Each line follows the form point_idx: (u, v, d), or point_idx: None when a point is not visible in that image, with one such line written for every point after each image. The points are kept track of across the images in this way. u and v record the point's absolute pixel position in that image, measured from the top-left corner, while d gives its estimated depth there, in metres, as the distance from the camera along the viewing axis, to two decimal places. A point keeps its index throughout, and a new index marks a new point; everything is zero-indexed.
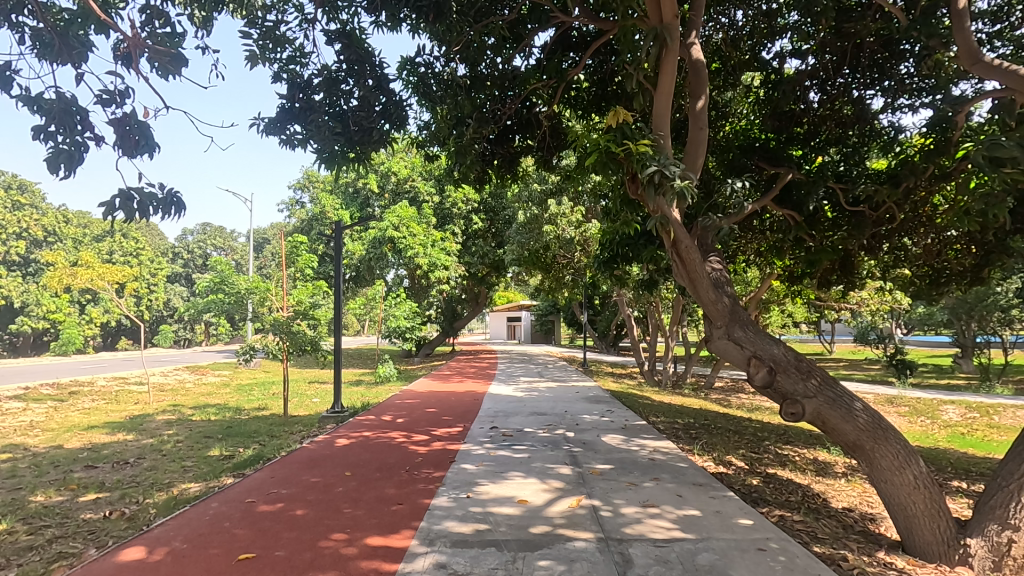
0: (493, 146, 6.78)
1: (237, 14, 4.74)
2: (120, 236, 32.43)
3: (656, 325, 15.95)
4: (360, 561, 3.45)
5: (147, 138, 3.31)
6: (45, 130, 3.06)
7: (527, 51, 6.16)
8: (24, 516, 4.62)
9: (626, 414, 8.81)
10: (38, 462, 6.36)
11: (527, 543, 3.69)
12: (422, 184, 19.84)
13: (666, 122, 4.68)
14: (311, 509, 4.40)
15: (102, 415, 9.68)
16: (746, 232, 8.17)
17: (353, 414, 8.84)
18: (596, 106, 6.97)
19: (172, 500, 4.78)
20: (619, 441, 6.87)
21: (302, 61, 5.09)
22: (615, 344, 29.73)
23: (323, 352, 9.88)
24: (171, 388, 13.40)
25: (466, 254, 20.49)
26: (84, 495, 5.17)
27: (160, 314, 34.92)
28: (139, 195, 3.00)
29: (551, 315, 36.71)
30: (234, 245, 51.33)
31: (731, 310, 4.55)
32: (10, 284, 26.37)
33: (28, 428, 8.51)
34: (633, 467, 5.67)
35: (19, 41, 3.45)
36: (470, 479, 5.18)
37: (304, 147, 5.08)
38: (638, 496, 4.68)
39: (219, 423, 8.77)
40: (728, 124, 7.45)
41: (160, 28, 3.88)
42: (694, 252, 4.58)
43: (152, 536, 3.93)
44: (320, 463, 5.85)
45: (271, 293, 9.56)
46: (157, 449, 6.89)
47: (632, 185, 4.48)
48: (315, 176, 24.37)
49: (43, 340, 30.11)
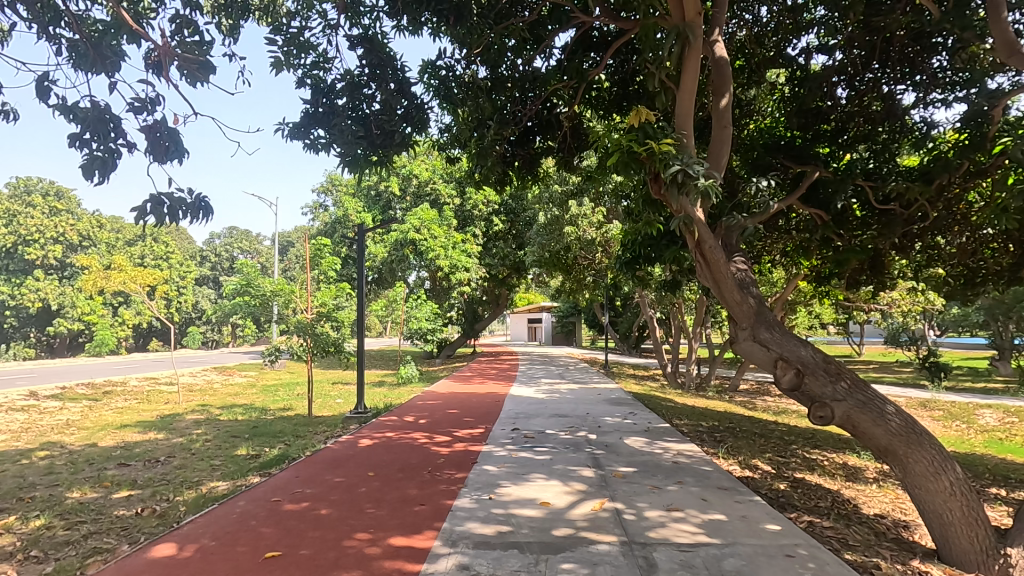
0: (514, 147, 6.78)
1: (264, 22, 4.87)
2: (151, 240, 33.39)
3: (679, 326, 15.78)
4: (383, 561, 3.46)
5: (177, 143, 3.43)
6: (81, 138, 3.23)
7: (548, 51, 6.14)
8: (61, 511, 4.78)
9: (650, 416, 8.72)
10: (73, 460, 6.54)
11: (550, 545, 3.68)
12: (444, 186, 20.07)
13: (689, 121, 4.62)
14: (335, 509, 4.44)
15: (134, 414, 9.95)
16: (771, 232, 8.03)
17: (376, 414, 8.94)
18: (617, 106, 6.94)
19: (201, 499, 4.88)
20: (641, 443, 6.82)
21: (325, 66, 5.16)
22: (636, 346, 29.46)
23: (346, 353, 9.98)
24: (199, 389, 13.67)
25: (487, 255, 20.59)
26: (117, 492, 5.31)
27: (189, 316, 35.81)
28: (169, 200, 3.12)
29: (572, 316, 36.66)
30: (260, 248, 52.16)
31: (757, 310, 4.48)
32: (47, 287, 27.34)
33: (64, 427, 8.78)
34: (656, 470, 5.61)
35: (56, 53, 3.64)
36: (492, 480, 5.20)
37: (327, 150, 5.16)
38: (661, 499, 4.63)
39: (246, 423, 8.92)
40: (753, 122, 7.36)
41: (188, 36, 3.99)
42: (719, 252, 4.52)
43: (181, 534, 4.00)
44: (343, 463, 5.92)
45: (296, 295, 9.72)
46: (187, 448, 7.07)
47: (655, 185, 4.42)
48: (338, 180, 24.66)
49: (79, 341, 31.14)
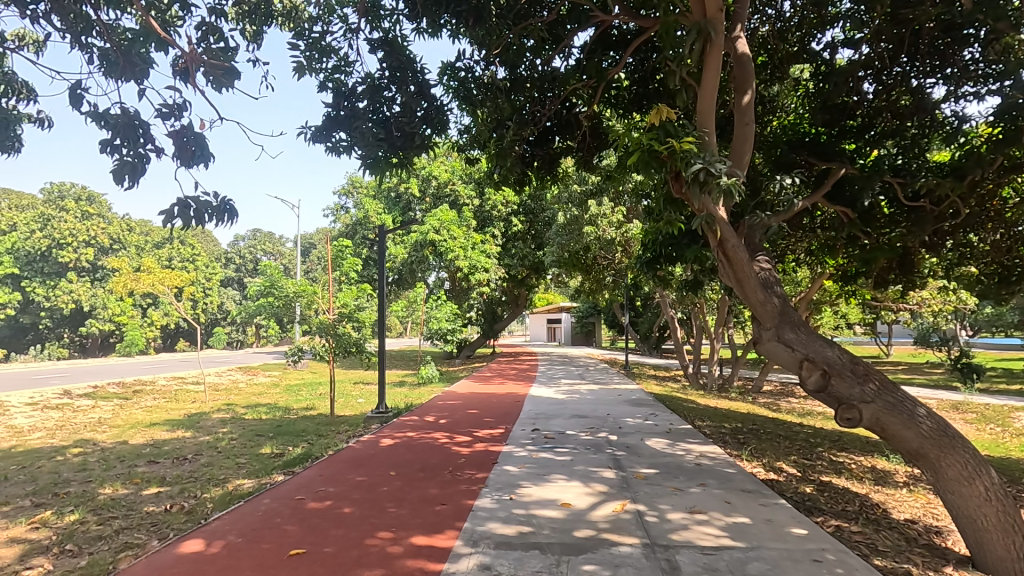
0: (533, 147, 6.78)
1: (287, 28, 4.95)
2: (178, 242, 34.18)
3: (701, 327, 15.59)
4: (405, 560, 3.49)
5: (202, 148, 3.51)
6: (111, 144, 3.33)
7: (566, 51, 6.11)
8: (94, 506, 4.93)
9: (671, 417, 8.64)
10: (105, 457, 6.73)
11: (571, 546, 3.67)
12: (463, 187, 20.16)
13: (711, 119, 4.57)
14: (357, 508, 4.49)
15: (163, 413, 10.20)
16: (795, 231, 7.89)
17: (397, 414, 9.01)
18: (636, 104, 6.87)
19: (227, 496, 4.98)
20: (663, 444, 6.75)
21: (347, 70, 5.22)
22: (657, 346, 29.18)
23: (367, 354, 10.08)
24: (224, 389, 13.94)
25: (506, 256, 20.62)
26: (147, 488, 5.45)
27: (215, 317, 36.54)
28: (195, 203, 3.19)
29: (592, 316, 36.50)
30: (284, 250, 52.96)
31: (781, 310, 4.41)
32: (79, 290, 28.15)
33: (96, 425, 9.04)
34: (678, 471, 5.54)
35: (88, 61, 3.77)
36: (512, 481, 5.19)
37: (349, 153, 5.23)
38: (684, 502, 4.58)
39: (270, 422, 9.07)
40: (776, 119, 7.25)
41: (214, 42, 4.08)
42: (741, 251, 4.46)
43: (208, 530, 4.08)
44: (365, 462, 5.98)
45: (318, 296, 9.85)
46: (213, 446, 7.22)
47: (675, 184, 4.38)
48: (359, 182, 24.91)
49: (110, 342, 32.01)
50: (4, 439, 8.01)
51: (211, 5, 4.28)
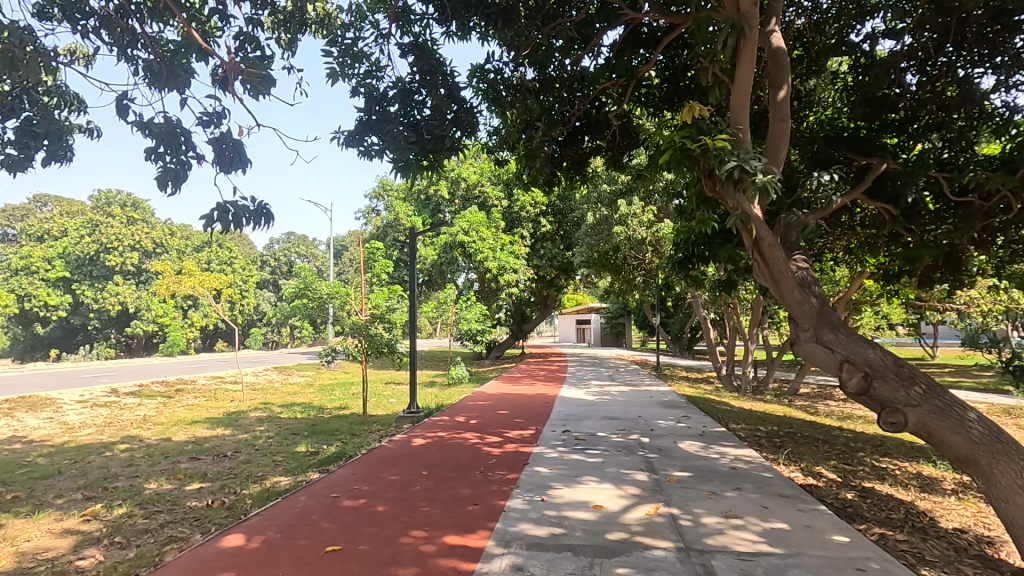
0: (562, 148, 6.75)
1: (320, 34, 5.05)
2: (217, 245, 35.31)
3: (734, 327, 15.27)
4: (438, 559, 3.52)
5: (240, 154, 3.62)
6: (156, 151, 3.48)
7: (595, 50, 6.07)
8: (141, 500, 5.13)
9: (705, 420, 8.49)
10: (150, 453, 6.99)
11: (604, 549, 3.64)
12: (492, 188, 20.26)
13: (745, 116, 4.46)
14: (391, 506, 4.55)
15: (203, 411, 10.54)
16: (834, 229, 7.66)
17: (428, 414, 9.10)
18: (667, 102, 6.79)
19: (265, 493, 5.11)
20: (696, 447, 6.64)
21: (378, 75, 5.30)
22: (688, 348, 28.71)
23: (399, 354, 10.21)
24: (261, 388, 14.34)
25: (535, 256, 20.62)
26: (190, 484, 5.64)
27: (252, 318, 37.58)
28: (234, 207, 3.29)
29: (622, 317, 36.18)
30: (317, 252, 54.08)
31: (820, 310, 4.29)
32: (124, 292, 29.33)
33: (141, 422, 9.39)
34: (713, 475, 5.44)
35: (134, 73, 3.93)
36: (543, 482, 5.18)
37: (380, 157, 5.31)
38: (719, 506, 4.49)
39: (305, 421, 9.28)
40: (813, 114, 7.07)
41: (251, 51, 4.20)
42: (778, 250, 4.36)
43: (248, 525, 4.20)
44: (398, 461, 6.06)
45: (351, 297, 10.03)
46: (251, 444, 7.43)
47: (709, 183, 4.30)
48: (390, 185, 25.26)
49: (153, 342, 33.26)
50: (57, 435, 8.42)
51: (249, 15, 4.41)
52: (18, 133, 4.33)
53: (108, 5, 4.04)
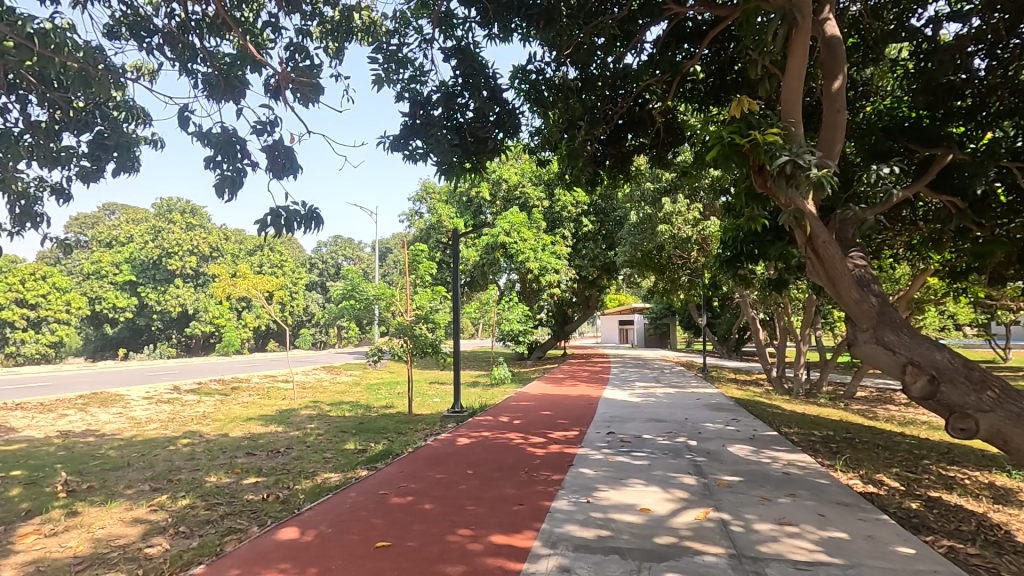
0: (605, 147, 6.66)
1: (366, 42, 5.16)
2: (268, 249, 36.74)
3: (785, 328, 14.74)
4: (485, 558, 3.55)
5: (291, 160, 3.75)
6: (213, 160, 3.66)
7: (638, 47, 5.98)
8: (202, 493, 5.39)
9: (755, 423, 8.23)
10: (209, 448, 7.34)
11: (653, 553, 3.58)
12: (533, 189, 20.29)
13: (798, 108, 4.30)
14: (437, 505, 4.62)
15: (257, 409, 10.98)
16: (894, 224, 7.29)
17: (472, 414, 9.18)
18: (713, 97, 6.62)
19: (317, 488, 5.28)
20: (747, 451, 6.45)
21: (422, 79, 5.39)
22: (736, 349, 27.91)
23: (443, 354, 10.36)
24: (311, 386, 14.83)
25: (577, 256, 20.51)
26: (246, 478, 5.89)
27: (302, 319, 38.88)
28: (286, 212, 3.41)
29: (667, 317, 35.53)
30: (363, 255, 55.46)
31: (879, 310, 4.09)
32: (184, 294, 30.89)
33: (200, 418, 9.87)
34: (765, 480, 5.27)
35: (193, 86, 4.14)
36: (589, 484, 5.14)
37: (425, 160, 5.40)
38: (772, 512, 4.34)
39: (353, 419, 9.53)
40: (869, 104, 6.78)
41: (300, 60, 4.35)
42: (834, 247, 4.18)
43: (302, 519, 4.34)
44: (443, 460, 6.14)
45: (396, 298, 10.24)
46: (303, 441, 7.69)
47: (759, 178, 4.17)
48: (432, 187, 25.65)
49: (211, 342, 34.88)
50: (126, 429, 8.95)
51: (299, 26, 4.57)
52: (92, 146, 4.63)
53: (171, 22, 4.28)
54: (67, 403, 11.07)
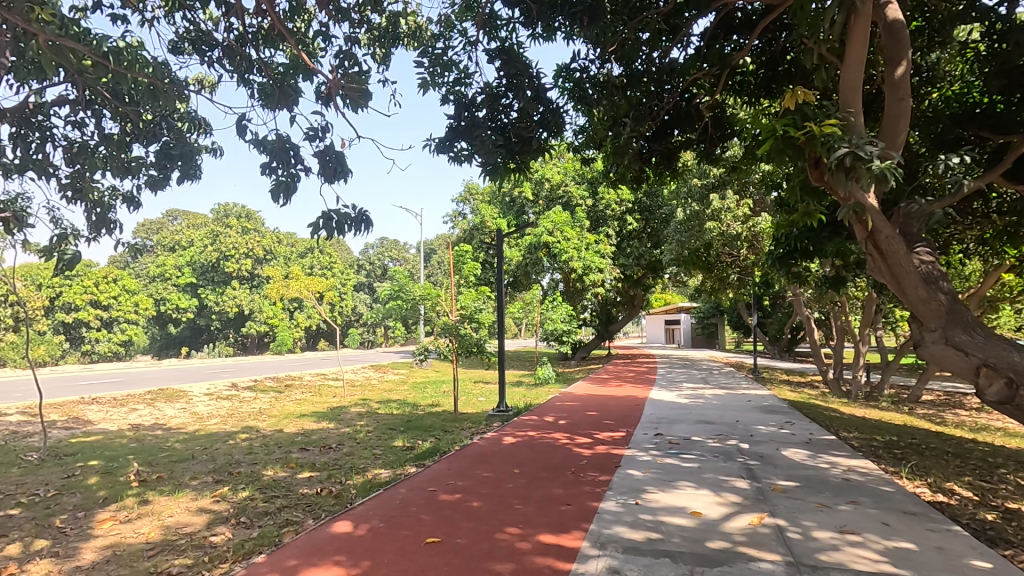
0: (650, 143, 6.52)
1: (411, 46, 5.23)
2: (318, 252, 37.98)
3: (843, 328, 14.09)
4: (534, 557, 3.55)
5: (341, 165, 3.86)
6: (269, 166, 3.82)
7: (685, 40, 5.85)
8: (260, 485, 5.62)
9: (811, 427, 7.91)
10: (266, 443, 7.65)
11: (705, 558, 3.50)
12: (576, 188, 20.17)
13: (859, 97, 4.09)
14: (485, 503, 4.66)
15: (310, 405, 11.38)
16: (965, 218, 6.85)
17: (517, 413, 9.20)
18: (765, 89, 6.40)
19: (368, 484, 5.42)
20: (803, 456, 6.20)
21: (467, 81, 5.45)
22: (789, 350, 26.90)
23: (487, 354, 10.44)
24: (360, 385, 15.24)
25: (621, 255, 20.24)
26: (301, 472, 6.11)
27: (350, 319, 39.98)
28: (337, 215, 3.53)
29: (714, 317, 34.62)
30: (408, 255, 56.52)
31: (949, 309, 3.86)
32: (241, 296, 32.31)
33: (257, 414, 10.31)
34: (823, 486, 5.05)
35: (250, 95, 4.36)
36: (637, 485, 5.07)
37: (470, 161, 5.46)
38: (832, 520, 4.16)
39: (401, 417, 9.72)
40: (937, 90, 6.44)
41: (350, 67, 4.50)
42: (898, 243, 3.97)
43: (355, 513, 4.47)
44: (490, 459, 6.18)
45: (441, 299, 10.39)
46: (353, 437, 7.91)
47: (815, 171, 4.02)
48: (475, 188, 25.88)
49: (265, 341, 36.34)
50: (189, 423, 9.44)
51: (348, 34, 4.72)
52: (160, 155, 4.84)
53: (230, 36, 4.50)
54: (136, 398, 11.78)
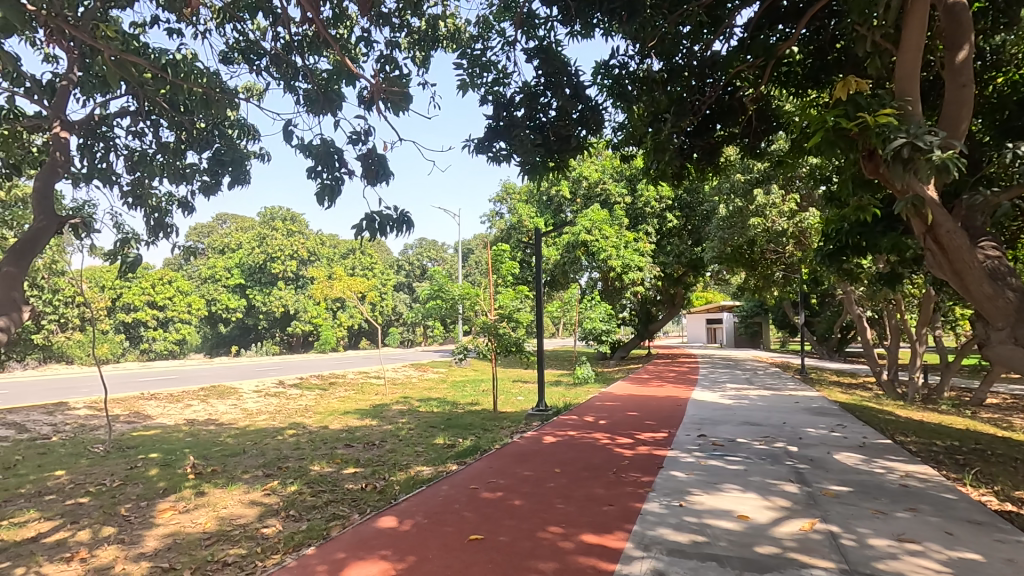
0: (691, 139, 6.34)
1: (450, 48, 5.30)
2: (359, 253, 38.84)
3: (897, 327, 13.46)
4: (577, 556, 3.54)
5: (383, 167, 3.94)
6: (315, 170, 3.93)
7: (728, 32, 5.70)
8: (308, 480, 5.80)
9: (864, 430, 7.59)
10: (312, 439, 7.88)
11: (754, 562, 3.41)
12: (614, 185, 19.95)
13: (917, 85, 3.90)
14: (526, 501, 4.67)
15: (353, 403, 11.66)
16: None
17: (556, 413, 9.18)
18: (813, 80, 6.18)
19: (411, 481, 5.51)
20: (856, 460, 5.96)
21: (505, 81, 5.47)
22: (838, 349, 25.88)
23: (526, 353, 10.45)
24: (400, 383, 15.51)
25: (661, 253, 19.90)
26: (346, 468, 6.27)
27: (390, 318, 40.73)
28: (379, 217, 3.59)
29: (758, 315, 33.64)
30: (447, 255, 57.12)
31: (1019, 306, 3.64)
32: (287, 296, 33.37)
33: (303, 411, 10.63)
34: (879, 492, 4.84)
35: (297, 101, 4.51)
36: (681, 487, 4.98)
37: (508, 161, 5.48)
38: (889, 527, 3.99)
39: (441, 415, 9.85)
40: (1003, 75, 6.09)
41: (391, 71, 4.58)
42: (960, 237, 3.77)
43: (399, 509, 4.56)
44: (530, 458, 6.19)
45: (480, 298, 10.45)
46: (395, 434, 8.07)
47: (869, 163, 3.86)
48: (512, 187, 25.92)
49: (309, 340, 37.43)
50: (240, 419, 9.82)
51: (389, 39, 4.80)
52: (212, 162, 5.13)
53: (277, 44, 4.65)
54: (191, 394, 12.34)
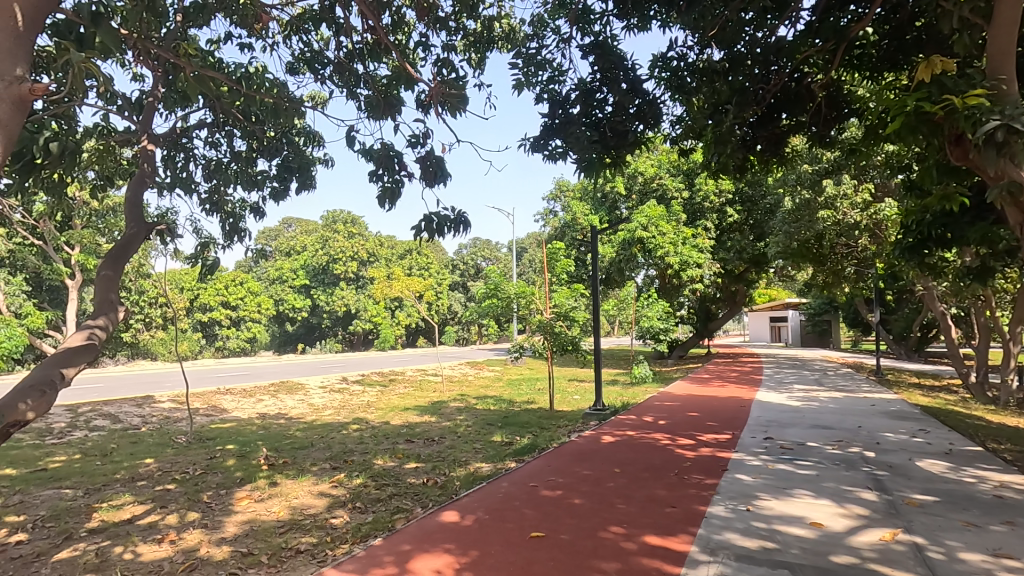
0: (755, 130, 6.07)
1: (506, 49, 5.33)
2: (416, 253, 39.72)
3: (987, 325, 12.42)
4: (641, 558, 3.48)
5: (441, 169, 4.01)
6: (377, 173, 4.06)
7: (794, 16, 5.43)
8: (372, 474, 6.00)
9: (950, 436, 7.05)
10: (375, 434, 8.14)
11: (829, 572, 3.24)
12: (671, 180, 19.45)
13: (1012, 61, 3.60)
14: (586, 500, 4.64)
15: (412, 400, 11.96)
16: None
17: (613, 412, 9.06)
18: (889, 62, 5.79)
19: (471, 477, 5.60)
20: (942, 468, 5.55)
21: (561, 79, 5.44)
22: (918, 349, 24.16)
23: (583, 352, 10.37)
24: (457, 381, 15.75)
25: (721, 249, 19.25)
26: (408, 463, 6.44)
27: (446, 317, 41.44)
28: (437, 218, 3.66)
29: (827, 313, 31.92)
30: (501, 254, 57.51)
31: None
32: (348, 296, 34.62)
33: (365, 407, 11.01)
34: (969, 503, 4.49)
35: (358, 108, 4.66)
36: (748, 491, 4.80)
37: (564, 159, 5.47)
38: (983, 541, 3.69)
39: (498, 413, 9.94)
40: None
41: (448, 74, 4.65)
42: None
43: (460, 504, 4.64)
44: (589, 457, 6.14)
45: (536, 297, 10.44)
46: (454, 431, 8.21)
47: (956, 148, 3.59)
48: (566, 185, 25.76)
49: (370, 339, 38.67)
50: (308, 414, 10.28)
51: (446, 42, 4.88)
52: (280, 169, 5.32)
53: (342, 53, 4.84)
54: (263, 389, 13.03)
